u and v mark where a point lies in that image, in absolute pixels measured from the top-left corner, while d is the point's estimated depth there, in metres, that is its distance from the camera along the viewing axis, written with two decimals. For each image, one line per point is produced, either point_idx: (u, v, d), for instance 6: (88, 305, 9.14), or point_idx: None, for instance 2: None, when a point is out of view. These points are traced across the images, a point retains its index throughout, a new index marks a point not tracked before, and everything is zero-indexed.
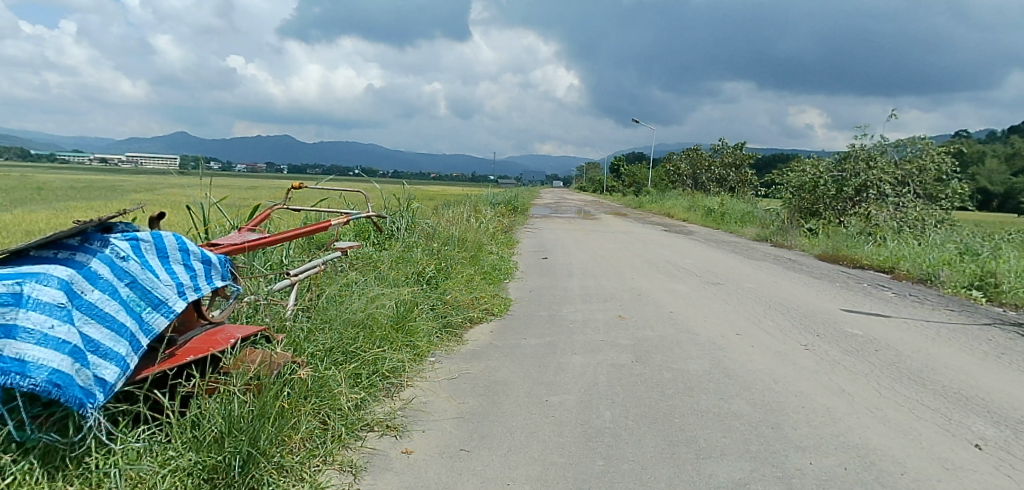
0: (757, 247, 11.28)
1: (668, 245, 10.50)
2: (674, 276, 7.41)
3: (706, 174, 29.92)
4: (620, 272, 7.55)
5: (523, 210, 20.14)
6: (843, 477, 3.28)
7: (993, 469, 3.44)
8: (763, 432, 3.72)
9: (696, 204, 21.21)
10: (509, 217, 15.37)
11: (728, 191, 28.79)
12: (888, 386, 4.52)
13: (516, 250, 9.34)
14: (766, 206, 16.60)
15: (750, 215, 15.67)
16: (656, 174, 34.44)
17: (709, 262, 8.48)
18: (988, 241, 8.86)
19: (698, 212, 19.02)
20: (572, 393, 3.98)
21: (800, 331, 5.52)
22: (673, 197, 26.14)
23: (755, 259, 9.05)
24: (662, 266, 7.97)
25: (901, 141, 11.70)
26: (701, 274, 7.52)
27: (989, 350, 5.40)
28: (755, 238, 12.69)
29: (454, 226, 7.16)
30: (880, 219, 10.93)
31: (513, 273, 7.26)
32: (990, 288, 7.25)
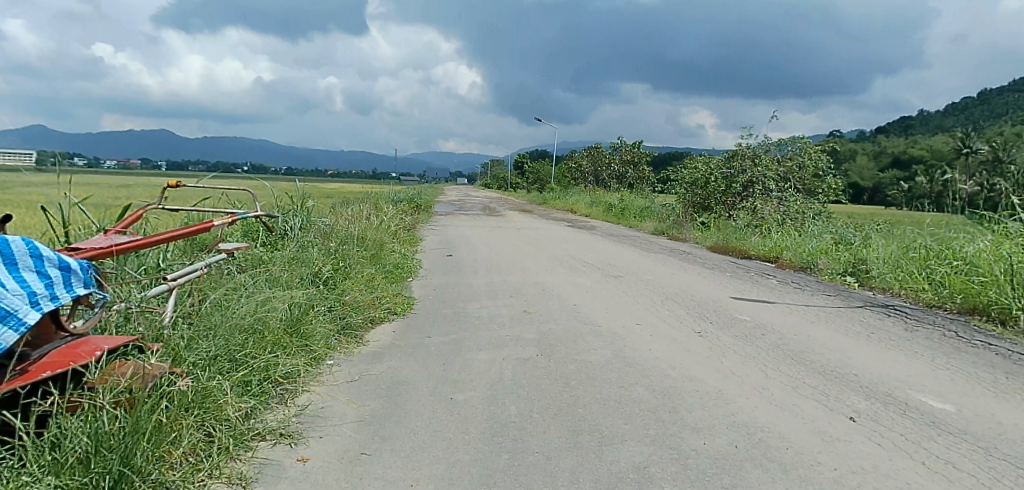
0: (655, 240, 11.76)
1: (570, 240, 10.72)
2: (577, 270, 7.60)
3: (607, 171, 30.90)
4: (524, 267, 7.64)
5: (426, 207, 19.87)
6: (734, 455, 3.49)
7: (865, 439, 3.78)
8: (660, 417, 3.89)
9: (597, 199, 21.89)
10: (412, 215, 15.15)
11: (627, 187, 29.83)
12: (774, 367, 4.85)
13: (419, 248, 9.20)
14: (663, 200, 17.40)
15: (648, 210, 16.33)
16: (560, 171, 35.19)
17: (609, 256, 8.77)
18: (859, 231, 9.71)
19: (599, 208, 19.60)
20: (477, 389, 3.97)
21: (694, 319, 5.82)
22: (575, 194, 26.75)
23: (652, 252, 9.45)
24: (564, 261, 8.14)
25: (782, 141, 12.61)
26: (602, 268, 7.75)
27: (860, 330, 5.94)
28: (653, 232, 13.24)
29: (353, 225, 6.93)
30: (765, 212, 11.73)
31: (416, 272, 7.15)
32: (861, 274, 8.11)
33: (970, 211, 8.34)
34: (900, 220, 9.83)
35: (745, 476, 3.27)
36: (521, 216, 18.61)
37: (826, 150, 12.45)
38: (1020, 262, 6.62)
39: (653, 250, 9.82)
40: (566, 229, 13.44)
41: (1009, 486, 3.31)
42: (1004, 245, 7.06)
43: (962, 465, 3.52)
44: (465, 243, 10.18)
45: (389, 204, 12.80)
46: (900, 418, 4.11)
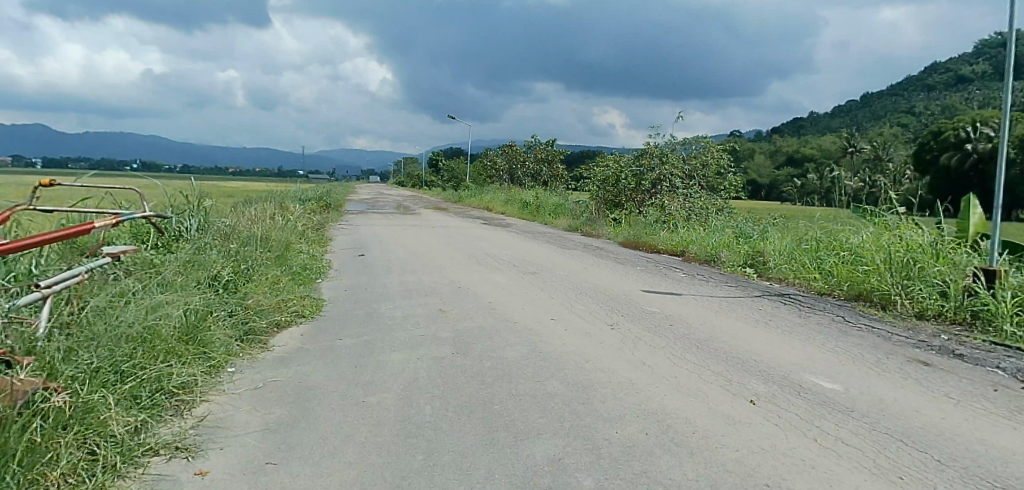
0: (569, 237, 12.02)
1: (487, 238, 10.75)
2: (493, 267, 7.63)
3: (522, 169, 31.21)
4: (439, 266, 7.59)
5: (336, 206, 19.29)
6: (644, 442, 3.62)
7: (763, 420, 4.03)
8: (575, 409, 3.98)
9: (512, 197, 22.06)
10: (322, 214, 14.68)
11: (542, 185, 30.28)
12: (681, 356, 5.08)
13: (329, 249, 8.94)
14: (576, 197, 17.79)
15: (562, 207, 16.65)
16: (476, 169, 35.22)
17: (525, 253, 8.87)
18: (757, 225, 10.34)
19: (515, 206, 19.77)
20: (390, 391, 3.91)
21: (607, 312, 5.99)
22: (491, 191, 26.84)
23: (567, 249, 9.64)
24: (480, 259, 8.16)
25: (687, 140, 13.21)
26: (518, 265, 7.83)
27: (759, 318, 6.33)
28: (567, 229, 13.52)
29: (256, 226, 6.63)
30: (672, 209, 12.25)
31: (326, 273, 6.94)
32: (759, 266, 8.66)
33: (853, 205, 9.08)
34: (794, 214, 10.54)
35: (655, 462, 3.40)
36: (435, 214, 18.45)
37: (727, 149, 13.17)
38: (897, 251, 7.28)
39: (568, 246, 10.04)
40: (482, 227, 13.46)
41: (889, 457, 3.63)
42: (883, 236, 7.73)
43: (847, 440, 3.83)
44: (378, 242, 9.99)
45: (296, 203, 12.34)
46: (794, 399, 4.42)
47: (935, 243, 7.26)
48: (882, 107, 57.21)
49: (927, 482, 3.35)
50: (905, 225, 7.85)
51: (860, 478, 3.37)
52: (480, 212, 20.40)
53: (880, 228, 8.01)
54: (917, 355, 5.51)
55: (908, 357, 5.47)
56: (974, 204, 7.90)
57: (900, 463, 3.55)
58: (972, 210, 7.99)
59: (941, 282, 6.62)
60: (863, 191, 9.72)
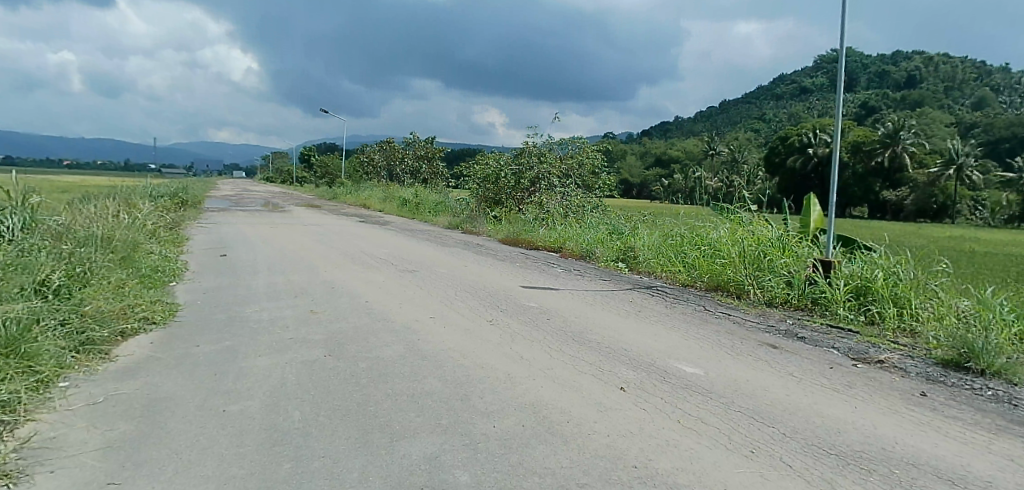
0: (449, 234, 12.05)
1: (363, 236, 10.50)
2: (369, 265, 7.47)
3: (400, 166, 30.72)
4: (311, 265, 7.31)
5: (193, 204, 17.89)
6: (521, 433, 3.71)
7: (632, 405, 4.27)
8: (452, 406, 4.00)
9: (390, 195, 21.69)
10: (176, 212, 13.55)
11: (421, 182, 30.02)
12: (557, 348, 5.25)
13: (185, 250, 8.30)
14: (455, 195, 17.86)
15: (442, 205, 16.63)
16: (353, 165, 34.22)
17: (403, 251, 8.77)
18: (629, 221, 10.93)
19: (392, 204, 19.46)
20: (254, 398, 3.70)
21: (486, 308, 6.06)
22: (367, 189, 26.18)
23: (447, 246, 9.64)
24: (355, 257, 7.96)
25: (564, 140, 13.69)
26: (396, 263, 7.72)
27: (629, 309, 6.71)
28: (448, 227, 13.53)
29: (95, 224, 6.00)
30: (550, 207, 12.65)
31: (180, 276, 6.44)
32: (630, 260, 9.20)
33: (712, 203, 9.85)
34: (661, 211, 11.25)
35: (531, 452, 3.49)
36: (307, 212, 17.72)
37: (601, 149, 13.80)
38: (750, 245, 8.00)
39: (447, 243, 10.04)
40: (359, 225, 13.14)
41: (741, 432, 3.98)
42: (738, 231, 8.45)
43: (706, 419, 4.15)
44: (243, 241, 9.42)
45: (146, 200, 11.32)
46: (660, 384, 4.72)
47: (781, 237, 8.06)
48: (738, 113, 62.52)
49: (773, 454, 3.71)
50: (756, 222, 8.64)
51: (717, 453, 3.67)
52: (355, 210, 19.84)
53: (736, 224, 8.76)
54: (766, 338, 6.10)
55: (759, 340, 6.04)
56: (814, 202, 8.87)
57: (751, 438, 3.90)
58: (812, 207, 8.97)
59: (787, 272, 7.37)
60: (721, 190, 10.58)
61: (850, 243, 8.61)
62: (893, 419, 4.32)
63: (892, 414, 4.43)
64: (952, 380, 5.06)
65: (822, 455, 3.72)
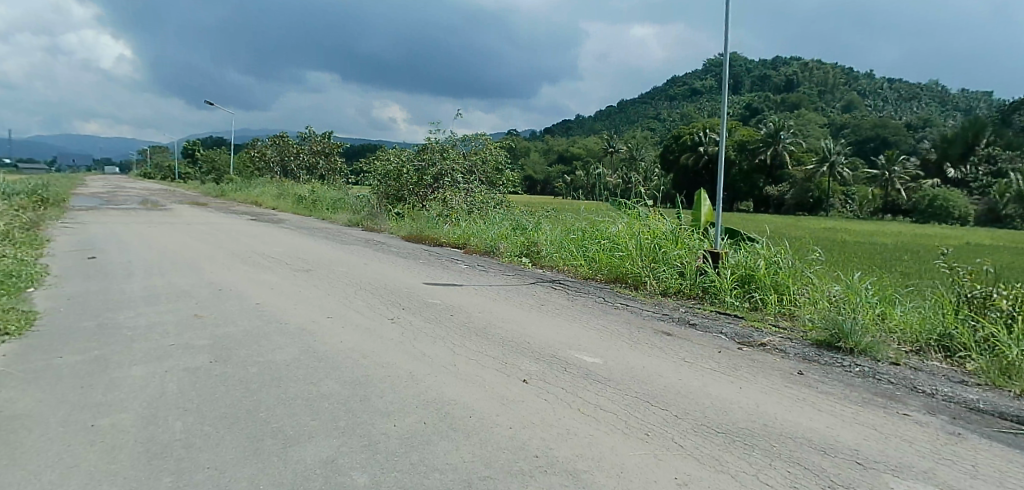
0: (349, 231, 11.76)
1: (255, 234, 10.02)
2: (261, 265, 7.15)
3: (295, 162, 29.50)
4: (195, 267, 6.88)
5: (56, 203, 16.27)
6: (422, 431, 3.68)
7: (535, 396, 4.36)
8: (351, 407, 3.90)
9: (284, 191, 20.80)
10: (37, 213, 12.30)
11: (318, 178, 29.00)
12: (460, 344, 5.26)
13: (47, 253, 7.56)
14: (355, 191, 17.41)
15: (341, 201, 16.16)
16: (244, 161, 32.50)
17: (298, 250, 8.46)
18: (533, 217, 11.11)
19: (287, 201, 18.67)
20: (129, 411, 3.45)
21: (387, 306, 5.96)
22: (260, 186, 24.96)
23: (347, 244, 9.39)
24: (246, 257, 7.58)
25: (467, 137, 13.69)
26: (290, 262, 7.43)
27: (532, 303, 6.84)
28: (348, 224, 13.18)
29: None
30: (454, 203, 12.63)
31: (41, 283, 5.87)
32: (533, 255, 9.38)
33: (611, 199, 10.21)
34: (564, 207, 11.53)
35: (432, 449, 3.47)
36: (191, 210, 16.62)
37: (505, 146, 13.91)
38: (646, 239, 8.36)
39: (347, 241, 9.78)
40: (251, 223, 12.51)
41: (637, 417, 4.17)
42: (635, 225, 8.82)
43: (605, 406, 4.31)
44: (118, 243, 8.72)
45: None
46: (561, 374, 4.84)
47: (675, 231, 8.48)
48: (637, 113, 65.08)
49: (666, 435, 3.90)
50: (652, 216, 9.04)
51: (615, 438, 3.81)
52: (246, 207, 18.86)
53: (633, 219, 9.12)
54: (661, 326, 6.42)
55: (654, 329, 6.33)
56: (704, 197, 9.39)
57: (646, 422, 4.09)
58: (702, 202, 9.51)
59: (680, 264, 7.78)
60: (619, 186, 10.99)
61: (737, 235, 9.21)
62: (771, 397, 4.68)
63: (771, 392, 4.79)
64: (824, 359, 5.54)
65: (710, 434, 3.96)
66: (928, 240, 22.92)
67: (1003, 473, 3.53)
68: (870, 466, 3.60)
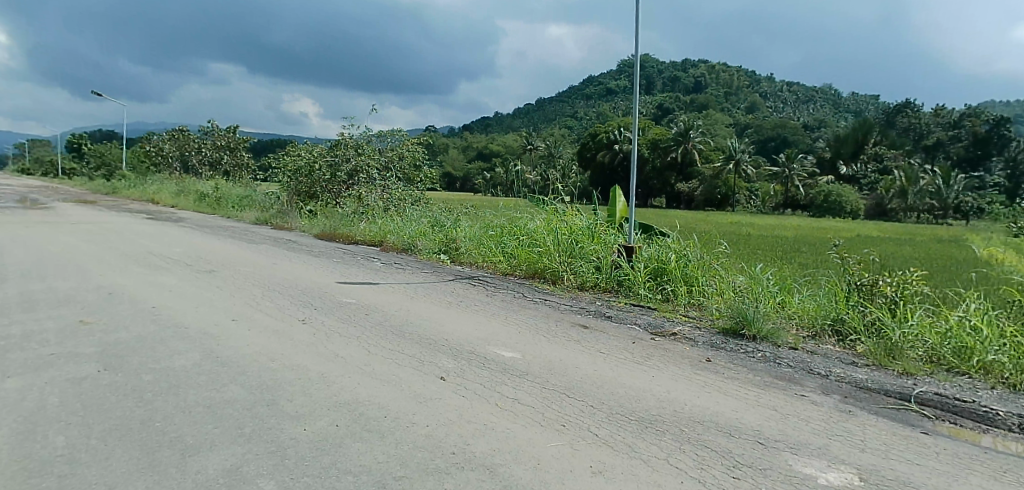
0: (258, 230, 11.29)
1: (154, 234, 9.43)
2: (158, 267, 6.73)
3: (197, 157, 27.93)
4: (83, 270, 6.40)
5: None
6: (334, 433, 3.59)
7: (454, 394, 4.34)
8: (257, 412, 3.75)
9: (185, 189, 19.66)
10: None
11: (223, 174, 27.60)
12: (375, 343, 5.17)
13: None
14: (264, 188, 16.71)
15: (249, 199, 15.48)
16: (141, 156, 30.44)
17: (201, 249, 8.03)
18: (451, 214, 11.05)
19: (188, 199, 17.66)
20: (3, 428, 3.18)
21: (298, 307, 5.76)
22: (156, 182, 23.44)
23: (255, 243, 9.00)
24: (140, 259, 7.11)
25: (382, 133, 13.49)
26: (191, 263, 7.04)
27: (451, 300, 6.80)
28: (255, 223, 12.65)
29: None
30: (370, 200, 12.38)
31: None
32: (452, 252, 9.36)
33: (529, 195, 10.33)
34: (483, 203, 11.55)
35: (345, 451, 3.39)
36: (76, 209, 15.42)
37: (422, 142, 13.84)
38: (563, 234, 8.52)
39: (256, 240, 9.38)
40: (146, 222, 11.74)
41: (555, 409, 4.23)
42: (553, 221, 8.96)
43: (523, 400, 4.35)
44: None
45: None
46: (479, 370, 4.85)
47: (591, 226, 8.69)
48: (555, 111, 66.10)
49: (582, 425, 3.99)
50: (569, 212, 9.21)
51: (532, 431, 3.86)
52: (142, 205, 17.70)
53: (551, 215, 9.27)
54: (578, 319, 6.56)
55: (571, 322, 6.47)
56: (619, 193, 9.68)
57: (563, 413, 4.16)
58: (618, 198, 9.80)
59: (596, 258, 7.98)
60: (537, 182, 11.13)
61: (650, 230, 9.56)
62: (680, 384, 4.88)
63: (680, 379, 5.00)
64: (730, 346, 5.84)
65: (623, 422, 4.09)
66: (821, 232, 24.69)
67: (888, 446, 3.84)
68: (770, 444, 3.83)
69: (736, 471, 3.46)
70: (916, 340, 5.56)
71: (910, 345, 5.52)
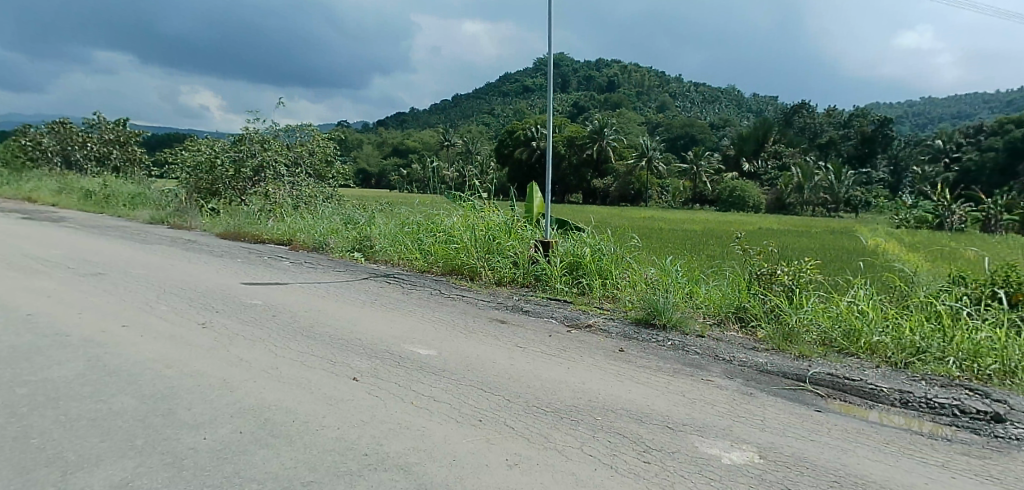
0: (154, 229, 10.62)
1: (32, 236, 8.65)
2: (34, 271, 6.18)
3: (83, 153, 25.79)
4: None
5: None
6: (238, 440, 3.43)
7: (368, 394, 4.26)
8: (151, 422, 3.53)
9: (66, 187, 18.11)
10: None
11: (112, 170, 25.63)
12: (283, 345, 4.99)
13: None
14: (159, 185, 15.68)
15: (143, 198, 14.49)
16: (17, 152, 27.76)
17: (86, 251, 7.44)
18: (365, 211, 10.83)
19: (70, 197, 16.28)
20: None
21: (197, 310, 5.46)
22: (32, 180, 21.42)
23: (149, 244, 8.44)
24: (12, 262, 6.50)
25: (290, 127, 13.12)
26: (73, 266, 6.51)
27: (365, 298, 6.67)
28: (149, 222, 11.85)
29: None
30: (278, 197, 11.92)
31: None
32: (366, 249, 9.17)
33: (446, 192, 10.29)
34: (399, 200, 11.40)
35: (249, 458, 3.26)
36: None
37: (334, 138, 13.67)
38: (480, 230, 8.55)
39: (150, 240, 8.80)
40: (21, 223, 10.74)
41: (471, 404, 4.23)
42: (470, 218, 8.98)
43: (438, 397, 4.32)
44: None
45: None
46: (394, 369, 4.78)
47: (508, 222, 8.77)
48: (473, 108, 65.99)
49: (498, 419, 4.02)
50: (486, 208, 9.26)
51: (447, 427, 3.85)
52: (15, 205, 16.15)
53: (468, 211, 9.27)
54: (496, 314, 6.60)
55: (488, 317, 6.49)
56: (536, 189, 9.80)
57: (480, 409, 4.17)
58: (534, 194, 9.93)
59: (513, 254, 8.05)
60: (453, 179, 11.09)
61: (566, 225, 9.74)
62: (593, 374, 5.01)
63: (594, 369, 5.14)
64: (641, 336, 6.06)
65: (539, 414, 4.15)
66: (726, 226, 26.02)
67: (785, 424, 4.10)
68: (677, 428, 4.00)
69: (646, 456, 3.59)
70: (810, 324, 5.96)
71: (806, 329, 5.91)
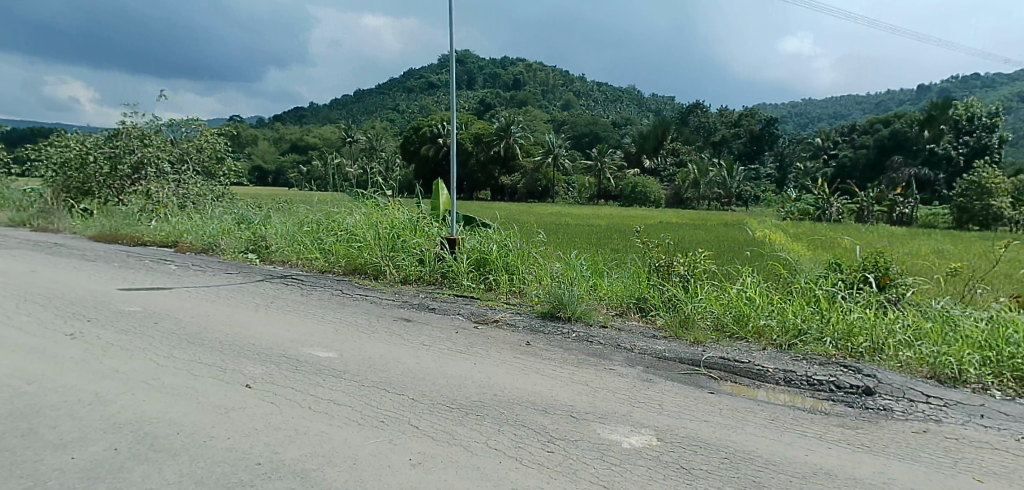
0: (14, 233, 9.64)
1: None
2: None
3: None
4: None
5: None
6: (114, 458, 3.20)
7: (262, 401, 4.08)
8: (7, 445, 3.22)
9: None
10: None
11: None
12: (166, 354, 4.68)
13: None
14: (20, 184, 14.19)
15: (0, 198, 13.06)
16: None
17: None
18: (260, 209, 10.35)
19: None
20: None
21: (64, 320, 5.01)
22: None
23: (7, 249, 7.64)
24: None
25: (174, 121, 12.27)
26: None
27: (260, 302, 6.37)
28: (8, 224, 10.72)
29: None
30: (161, 196, 11.17)
31: None
32: (261, 250, 8.77)
33: (348, 190, 10.05)
34: (297, 198, 10.99)
35: (126, 476, 3.05)
36: None
37: (225, 133, 13.05)
38: (383, 229, 8.41)
39: (9, 245, 7.96)
40: None
41: (376, 406, 4.16)
42: (373, 216, 8.81)
43: (338, 400, 4.22)
44: None
45: None
46: (291, 374, 4.61)
47: (413, 220, 8.68)
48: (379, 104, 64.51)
49: (402, 419, 3.97)
50: (391, 206, 9.12)
51: (348, 430, 3.76)
52: None
53: (371, 209, 9.08)
54: (400, 313, 6.51)
55: (393, 316, 6.40)
56: (441, 186, 9.74)
57: (383, 410, 4.10)
58: (440, 190, 9.88)
59: (419, 251, 7.97)
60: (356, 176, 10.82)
61: (472, 222, 9.77)
62: (497, 369, 5.06)
63: (499, 364, 5.19)
64: (546, 329, 6.18)
65: (442, 411, 4.15)
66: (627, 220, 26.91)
67: (679, 407, 4.33)
68: (579, 417, 4.13)
69: (549, 446, 3.68)
70: (704, 312, 6.31)
71: (700, 316, 6.26)
